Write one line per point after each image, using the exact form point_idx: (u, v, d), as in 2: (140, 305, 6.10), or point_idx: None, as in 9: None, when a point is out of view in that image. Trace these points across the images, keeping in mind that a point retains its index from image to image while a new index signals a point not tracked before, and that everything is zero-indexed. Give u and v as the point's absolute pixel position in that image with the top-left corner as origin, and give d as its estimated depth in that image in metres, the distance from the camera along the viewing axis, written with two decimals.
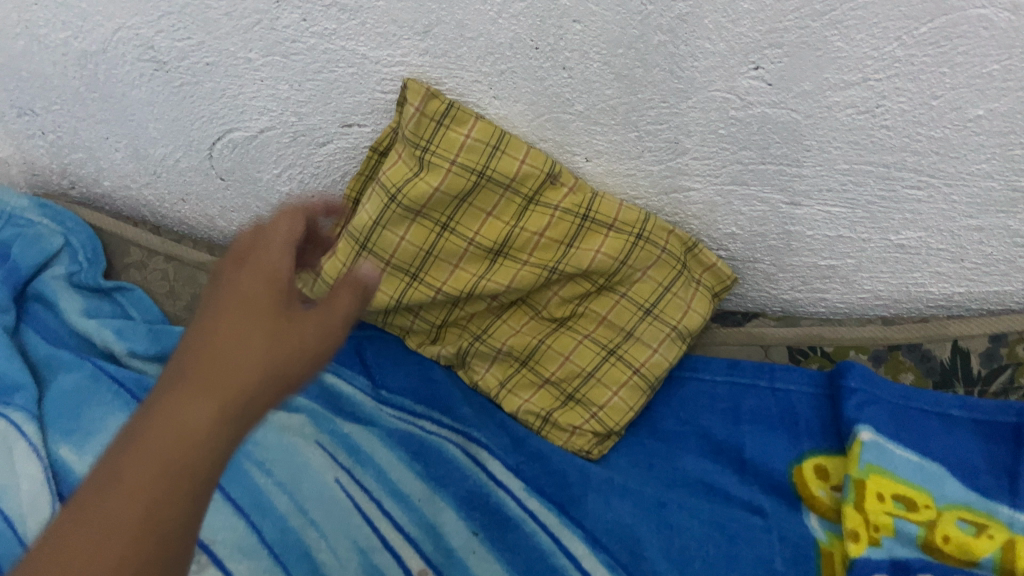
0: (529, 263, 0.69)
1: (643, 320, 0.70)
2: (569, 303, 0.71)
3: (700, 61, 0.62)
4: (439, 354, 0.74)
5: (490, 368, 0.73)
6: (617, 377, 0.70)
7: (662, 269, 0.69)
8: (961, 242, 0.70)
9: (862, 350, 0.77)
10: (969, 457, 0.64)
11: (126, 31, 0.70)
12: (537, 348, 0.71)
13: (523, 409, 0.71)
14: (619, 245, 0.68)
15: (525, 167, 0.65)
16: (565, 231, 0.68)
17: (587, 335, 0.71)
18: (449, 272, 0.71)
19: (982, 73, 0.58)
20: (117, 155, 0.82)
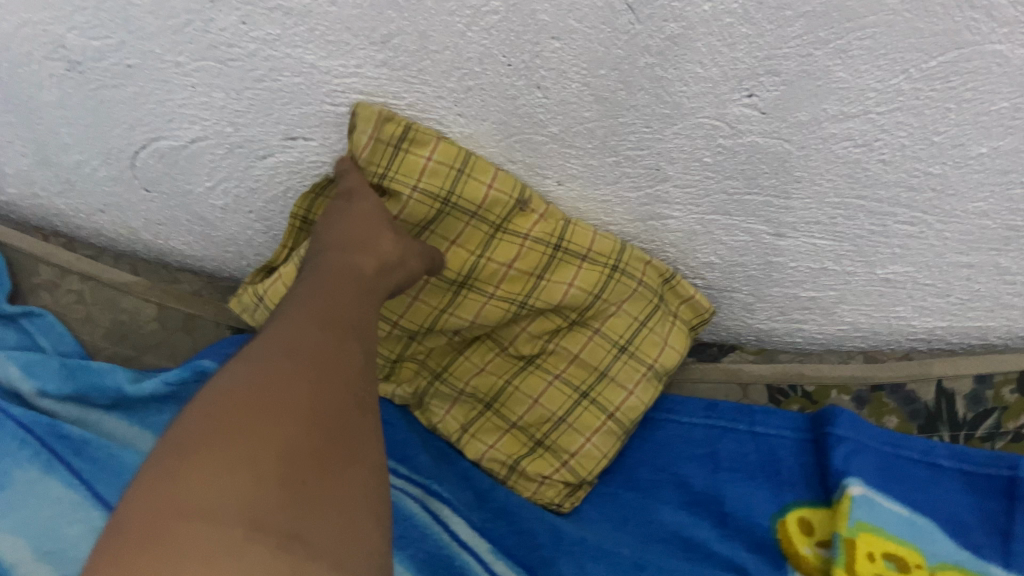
0: (496, 297, 0.62)
1: (619, 357, 0.64)
2: (538, 338, 0.65)
3: (689, 86, 0.56)
4: (397, 392, 0.69)
5: (451, 410, 0.67)
6: (590, 423, 0.64)
7: (640, 303, 0.64)
8: (949, 277, 0.67)
9: (845, 391, 0.74)
10: (959, 513, 0.62)
11: (31, 27, 0.60)
12: (505, 388, 0.66)
13: (487, 455, 0.66)
14: (594, 277, 0.62)
15: (494, 195, 0.57)
16: (535, 262, 0.61)
17: (557, 374, 0.65)
18: (406, 304, 0.63)
19: (990, 110, 0.54)
20: (24, 161, 0.72)
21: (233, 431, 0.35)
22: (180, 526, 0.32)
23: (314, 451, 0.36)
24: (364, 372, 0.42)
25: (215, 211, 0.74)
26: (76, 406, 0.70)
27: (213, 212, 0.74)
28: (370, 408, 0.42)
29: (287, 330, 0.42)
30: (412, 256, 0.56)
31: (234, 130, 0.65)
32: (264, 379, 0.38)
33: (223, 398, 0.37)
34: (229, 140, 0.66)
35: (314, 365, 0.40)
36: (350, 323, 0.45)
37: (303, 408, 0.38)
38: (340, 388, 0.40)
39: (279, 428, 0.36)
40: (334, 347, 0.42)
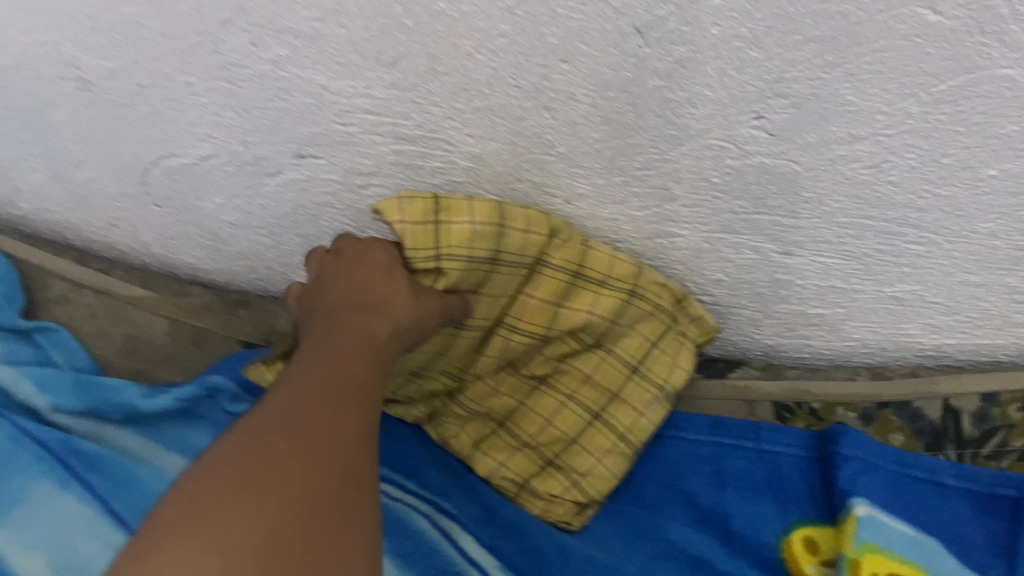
0: (518, 327, 0.63)
1: (631, 377, 0.65)
2: (552, 359, 0.66)
3: (697, 108, 0.57)
4: (411, 410, 0.70)
5: (464, 427, 0.69)
6: (603, 444, 0.65)
7: (651, 323, 0.65)
8: (957, 296, 0.67)
9: (851, 407, 0.72)
10: (965, 532, 0.63)
11: (44, 47, 0.60)
12: (519, 409, 0.67)
13: (500, 472, 0.67)
14: (612, 303, 0.62)
15: (527, 239, 0.58)
16: (555, 291, 0.61)
17: (570, 395, 0.66)
18: (431, 350, 0.63)
19: (999, 133, 0.54)
20: (36, 176, 0.73)
21: (211, 515, 0.34)
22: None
23: (298, 536, 0.35)
24: (364, 448, 0.40)
25: (225, 227, 0.74)
26: (90, 422, 0.71)
27: (224, 227, 0.74)
28: (366, 488, 0.39)
29: (286, 398, 0.40)
30: (427, 313, 0.54)
31: (245, 148, 0.66)
32: (252, 457, 0.36)
33: (207, 475, 0.35)
34: (239, 158, 0.67)
35: (308, 441, 0.38)
36: (355, 391, 0.43)
37: (288, 491, 0.36)
38: (333, 467, 0.38)
39: (259, 514, 0.34)
40: (332, 420, 0.40)
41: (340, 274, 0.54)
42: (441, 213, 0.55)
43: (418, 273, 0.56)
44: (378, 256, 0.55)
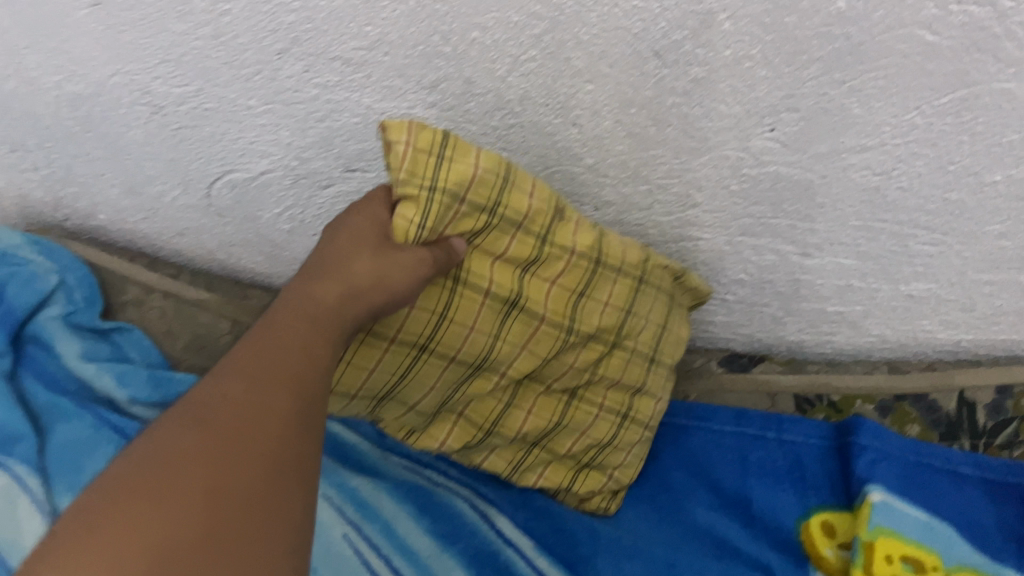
0: (545, 322, 0.58)
1: (650, 368, 0.66)
2: (583, 370, 0.63)
3: (714, 122, 0.61)
4: (439, 446, 0.63)
5: (496, 451, 0.66)
6: (633, 438, 0.67)
7: (659, 310, 0.64)
8: (972, 294, 0.70)
9: (869, 400, 0.75)
10: (978, 518, 0.66)
11: (122, 76, 0.67)
12: (554, 428, 0.65)
13: (538, 484, 0.68)
14: (626, 291, 0.60)
15: (536, 203, 0.53)
16: (578, 279, 0.58)
17: (601, 402, 0.65)
18: (443, 329, 0.55)
19: (1001, 141, 0.58)
20: (113, 191, 0.80)
21: (106, 526, 0.34)
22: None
23: (200, 544, 0.35)
24: (289, 439, 0.40)
25: (282, 235, 0.80)
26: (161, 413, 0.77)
27: (281, 235, 0.81)
28: (294, 476, 0.39)
29: (210, 391, 0.41)
30: (397, 267, 0.48)
31: (300, 163, 0.72)
32: (159, 458, 0.37)
33: (102, 492, 0.35)
34: (295, 171, 0.73)
35: (227, 443, 0.38)
36: (287, 373, 0.42)
37: (196, 488, 0.36)
38: (251, 460, 0.38)
39: (164, 514, 0.35)
40: (252, 413, 0.40)
41: (319, 248, 0.50)
42: (448, 148, 0.48)
43: (405, 201, 0.48)
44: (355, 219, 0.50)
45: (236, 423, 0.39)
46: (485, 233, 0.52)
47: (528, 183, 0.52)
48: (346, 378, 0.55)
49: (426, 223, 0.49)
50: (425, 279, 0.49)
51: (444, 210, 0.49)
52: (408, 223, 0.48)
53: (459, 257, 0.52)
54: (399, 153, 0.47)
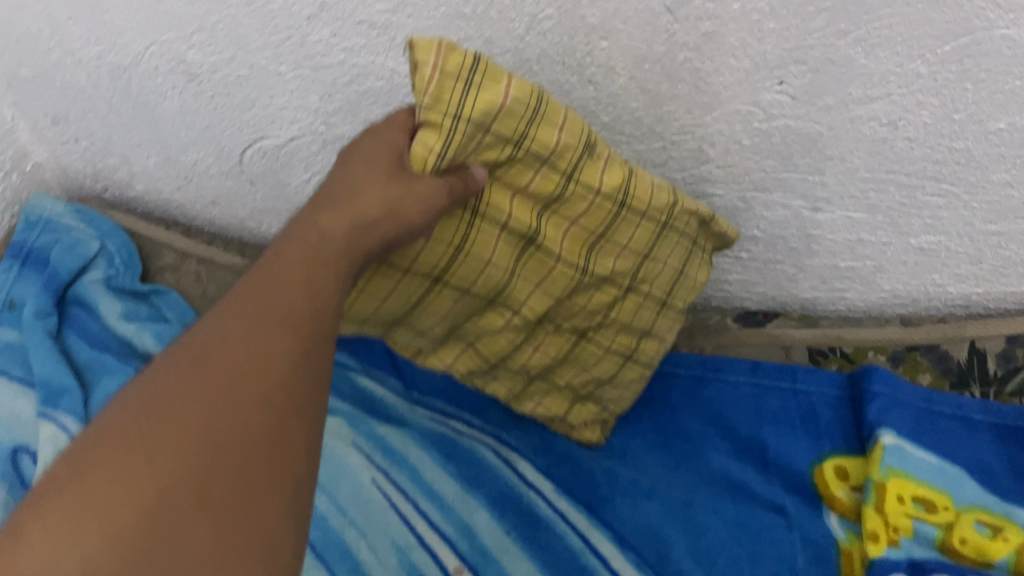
0: (562, 262, 0.58)
1: (662, 312, 0.66)
2: (597, 313, 0.63)
3: (725, 76, 0.63)
4: (446, 368, 0.65)
5: (499, 379, 0.68)
6: (634, 378, 0.69)
7: (681, 255, 0.63)
8: (980, 246, 0.71)
9: (881, 351, 0.78)
10: (988, 461, 0.67)
11: (159, 46, 0.71)
12: (559, 363, 0.66)
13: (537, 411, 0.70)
14: (648, 236, 0.59)
15: (566, 138, 0.52)
16: (599, 221, 0.57)
17: (610, 343, 0.65)
18: (458, 262, 0.56)
19: (1005, 89, 0.59)
20: (149, 161, 0.84)
21: (105, 466, 0.36)
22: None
23: (194, 485, 0.37)
24: (288, 379, 0.42)
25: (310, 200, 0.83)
26: None
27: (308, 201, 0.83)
28: (291, 415, 0.41)
29: (212, 332, 0.43)
30: (411, 196, 0.49)
31: (327, 129, 0.75)
32: (158, 402, 0.39)
33: (105, 431, 0.38)
34: (322, 137, 0.75)
35: (220, 386, 0.40)
36: (287, 314, 0.44)
37: (192, 431, 0.38)
38: (247, 403, 0.40)
39: (159, 455, 0.37)
40: (249, 355, 0.42)
41: (340, 169, 0.52)
42: (477, 75, 0.47)
43: (428, 128, 0.48)
44: (374, 143, 0.51)
45: (234, 365, 0.41)
46: (508, 164, 0.52)
47: (559, 117, 0.51)
48: (359, 305, 0.58)
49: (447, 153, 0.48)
50: (440, 208, 0.50)
51: (466, 140, 0.48)
52: (427, 151, 0.48)
53: (477, 185, 0.51)
54: (426, 77, 0.46)
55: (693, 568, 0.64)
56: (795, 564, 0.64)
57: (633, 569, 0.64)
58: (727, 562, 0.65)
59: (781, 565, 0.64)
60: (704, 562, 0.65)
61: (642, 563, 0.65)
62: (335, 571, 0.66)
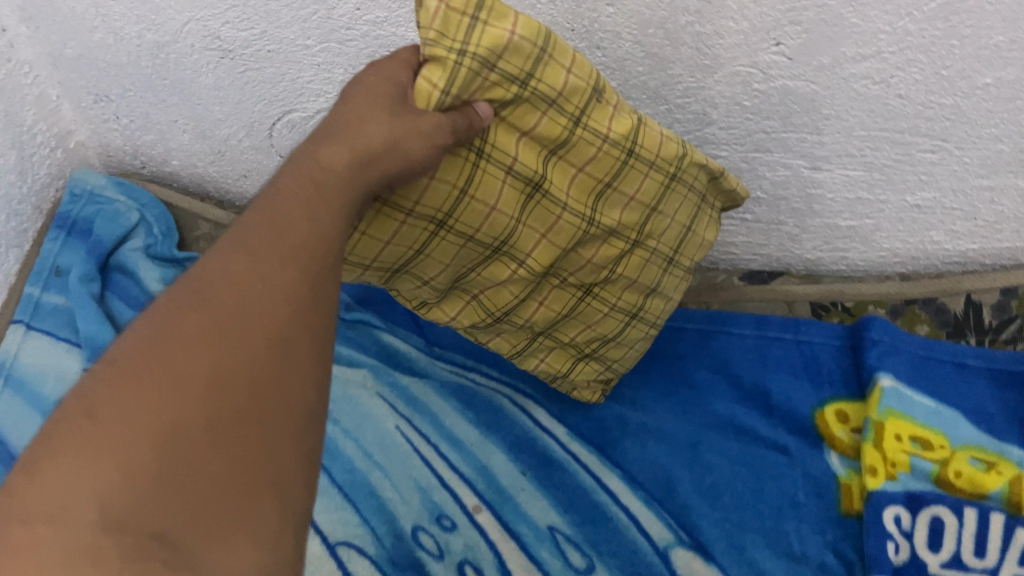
0: (568, 211, 0.58)
1: (668, 269, 0.66)
2: (603, 268, 0.63)
3: (724, 39, 0.67)
4: (449, 320, 0.66)
5: (504, 335, 0.68)
6: (637, 335, 0.70)
7: (686, 210, 0.64)
8: (974, 201, 0.75)
9: (881, 305, 0.83)
10: (984, 403, 0.71)
11: (195, 23, 0.75)
12: (562, 319, 0.67)
13: (539, 368, 0.71)
14: (656, 187, 0.60)
15: (574, 80, 0.53)
16: (607, 169, 0.57)
17: (615, 299, 0.66)
18: (464, 205, 0.55)
19: (989, 44, 0.63)
20: (185, 136, 0.89)
21: (111, 404, 0.34)
22: (24, 531, 0.31)
23: (203, 426, 0.35)
24: (295, 314, 0.39)
25: None
26: None
27: None
28: (302, 351, 0.39)
29: (218, 262, 0.40)
30: (412, 132, 0.48)
31: None
32: (161, 339, 0.36)
33: (111, 369, 0.36)
34: None
35: (223, 321, 0.37)
36: (297, 245, 0.41)
37: (198, 372, 0.35)
38: (253, 338, 0.37)
39: (167, 400, 0.34)
40: (259, 287, 0.39)
41: (337, 105, 0.49)
42: (483, 11, 0.48)
43: (432, 64, 0.49)
44: (375, 77, 0.50)
45: (239, 298, 0.38)
46: (514, 104, 0.52)
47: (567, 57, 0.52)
48: (363, 248, 0.55)
49: (451, 88, 0.49)
50: (443, 144, 0.49)
51: (472, 76, 0.49)
52: (431, 87, 0.49)
53: (480, 123, 0.51)
54: (431, 10, 0.47)
55: (698, 502, 0.69)
56: (796, 498, 0.68)
57: (642, 504, 0.69)
58: (731, 496, 0.69)
59: (783, 500, 0.68)
60: (709, 496, 0.69)
61: (650, 499, 0.69)
62: (363, 508, 0.71)
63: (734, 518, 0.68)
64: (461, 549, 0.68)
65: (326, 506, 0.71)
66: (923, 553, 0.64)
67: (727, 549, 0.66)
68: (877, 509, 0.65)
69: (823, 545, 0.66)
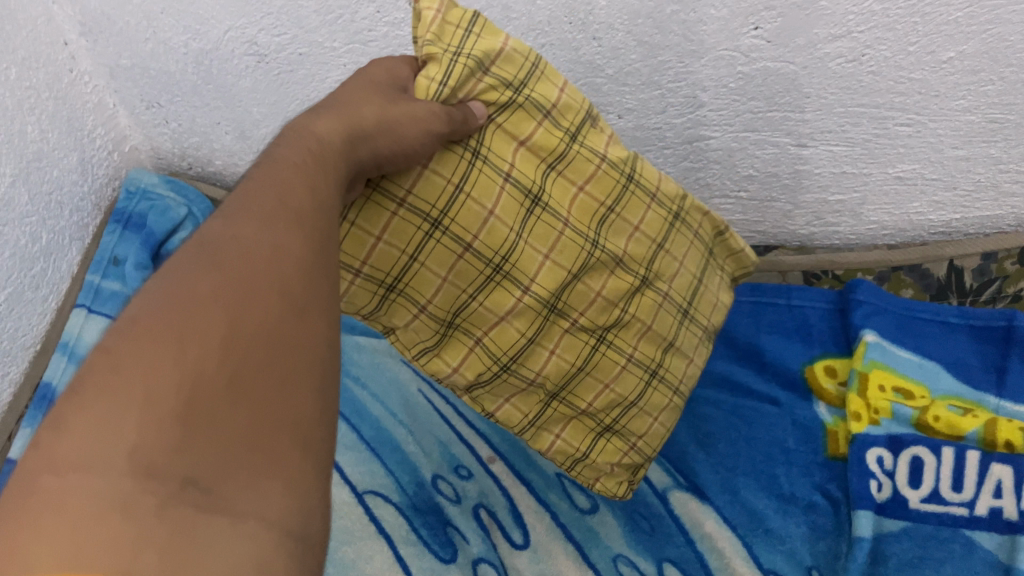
0: (570, 229, 0.59)
1: (683, 322, 0.66)
2: (613, 307, 0.63)
3: (708, 25, 0.71)
4: (452, 372, 0.62)
5: (513, 400, 0.65)
6: (659, 403, 0.67)
7: (693, 261, 0.67)
8: (951, 171, 0.80)
9: (869, 272, 0.89)
10: (964, 356, 0.77)
11: (235, 31, 0.84)
12: (577, 374, 0.64)
13: (554, 446, 0.67)
14: (659, 221, 0.63)
15: (565, 97, 0.59)
16: (607, 190, 0.60)
17: (631, 348, 0.64)
18: (459, 204, 0.55)
19: (949, 20, 0.67)
20: (228, 137, 0.98)
21: (130, 357, 0.30)
22: (52, 484, 0.27)
23: (227, 382, 0.32)
24: (307, 279, 0.37)
25: None
26: None
27: None
28: (313, 313, 0.36)
29: (224, 226, 0.37)
30: (411, 118, 0.49)
31: None
32: (180, 291, 0.33)
33: (123, 324, 0.32)
34: None
35: (237, 279, 0.35)
36: (302, 212, 0.39)
37: (217, 325, 0.33)
38: (267, 295, 0.35)
39: (190, 349, 0.31)
40: (269, 248, 0.36)
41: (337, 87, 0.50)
42: (476, 25, 0.55)
43: (430, 63, 0.53)
44: (378, 72, 0.52)
45: (252, 257, 0.36)
46: (508, 110, 0.56)
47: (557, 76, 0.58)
48: (353, 246, 0.54)
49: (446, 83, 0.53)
50: (436, 131, 0.50)
51: (465, 74, 0.53)
52: (430, 80, 0.53)
53: (474, 121, 0.54)
54: (429, 18, 0.54)
55: (694, 448, 0.77)
56: (787, 445, 0.75)
57: None
58: (725, 444, 0.77)
59: (774, 445, 0.76)
60: (704, 444, 0.77)
61: None
62: (387, 460, 0.77)
63: (727, 463, 0.75)
64: (475, 495, 0.75)
65: (354, 459, 0.77)
66: (904, 490, 0.70)
67: (721, 491, 0.74)
68: (861, 449, 0.72)
69: (812, 486, 0.73)
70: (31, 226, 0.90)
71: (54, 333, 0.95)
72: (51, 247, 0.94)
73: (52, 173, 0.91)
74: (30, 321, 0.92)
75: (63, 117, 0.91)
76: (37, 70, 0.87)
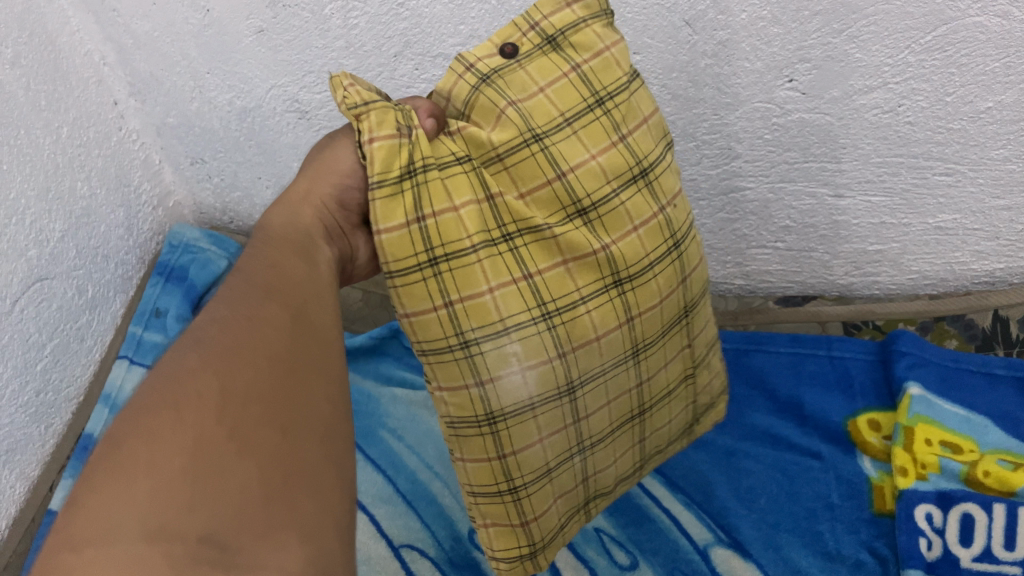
0: None
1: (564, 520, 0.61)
2: None
3: (742, 78, 0.71)
4: None
5: None
6: None
7: (489, 497, 0.55)
8: (993, 221, 0.79)
9: (909, 322, 0.87)
10: (1013, 410, 0.76)
11: (277, 89, 0.86)
12: None
13: None
14: None
15: None
16: None
17: None
18: None
19: (986, 71, 0.67)
20: (267, 192, 0.99)
21: (130, 432, 0.32)
22: (70, 558, 0.28)
23: (228, 438, 0.33)
24: (294, 344, 0.39)
25: None
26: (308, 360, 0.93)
27: None
28: (303, 374, 0.38)
29: (210, 314, 0.41)
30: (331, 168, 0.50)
31: None
32: (174, 374, 0.36)
33: (127, 409, 0.34)
34: None
35: (228, 351, 0.37)
36: (283, 285, 0.43)
37: (210, 392, 0.35)
38: (254, 359, 0.37)
39: (186, 417, 0.33)
40: (246, 322, 0.39)
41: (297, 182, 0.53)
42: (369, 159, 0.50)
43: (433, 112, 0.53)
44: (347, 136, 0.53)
45: (237, 335, 0.38)
46: None
47: None
48: None
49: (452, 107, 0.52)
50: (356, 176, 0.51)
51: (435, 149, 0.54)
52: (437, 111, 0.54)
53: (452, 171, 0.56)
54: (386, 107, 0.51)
55: (734, 504, 0.75)
56: (831, 500, 0.74)
57: (682, 506, 0.76)
58: (766, 498, 0.75)
59: (817, 500, 0.74)
60: (745, 499, 0.76)
61: (690, 502, 0.76)
62: (423, 513, 0.77)
63: (768, 519, 0.74)
64: None
65: (390, 511, 0.78)
66: (954, 548, 0.69)
67: (764, 548, 0.72)
68: (908, 506, 0.71)
69: (858, 544, 0.71)
70: (78, 278, 0.92)
71: (97, 383, 0.97)
72: (97, 300, 0.96)
73: (99, 228, 0.94)
74: (74, 372, 0.93)
75: (111, 173, 0.94)
76: (87, 129, 0.90)
